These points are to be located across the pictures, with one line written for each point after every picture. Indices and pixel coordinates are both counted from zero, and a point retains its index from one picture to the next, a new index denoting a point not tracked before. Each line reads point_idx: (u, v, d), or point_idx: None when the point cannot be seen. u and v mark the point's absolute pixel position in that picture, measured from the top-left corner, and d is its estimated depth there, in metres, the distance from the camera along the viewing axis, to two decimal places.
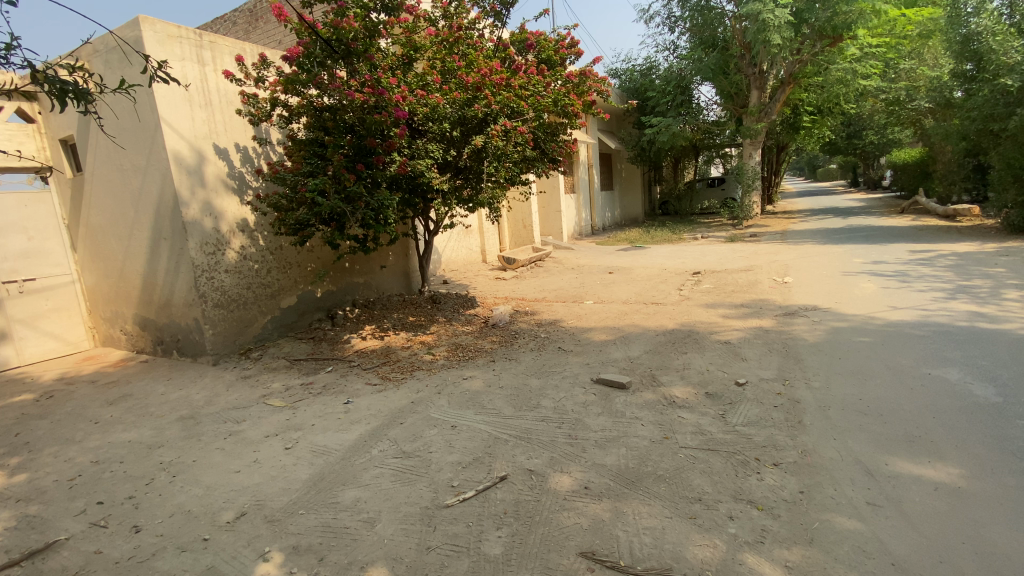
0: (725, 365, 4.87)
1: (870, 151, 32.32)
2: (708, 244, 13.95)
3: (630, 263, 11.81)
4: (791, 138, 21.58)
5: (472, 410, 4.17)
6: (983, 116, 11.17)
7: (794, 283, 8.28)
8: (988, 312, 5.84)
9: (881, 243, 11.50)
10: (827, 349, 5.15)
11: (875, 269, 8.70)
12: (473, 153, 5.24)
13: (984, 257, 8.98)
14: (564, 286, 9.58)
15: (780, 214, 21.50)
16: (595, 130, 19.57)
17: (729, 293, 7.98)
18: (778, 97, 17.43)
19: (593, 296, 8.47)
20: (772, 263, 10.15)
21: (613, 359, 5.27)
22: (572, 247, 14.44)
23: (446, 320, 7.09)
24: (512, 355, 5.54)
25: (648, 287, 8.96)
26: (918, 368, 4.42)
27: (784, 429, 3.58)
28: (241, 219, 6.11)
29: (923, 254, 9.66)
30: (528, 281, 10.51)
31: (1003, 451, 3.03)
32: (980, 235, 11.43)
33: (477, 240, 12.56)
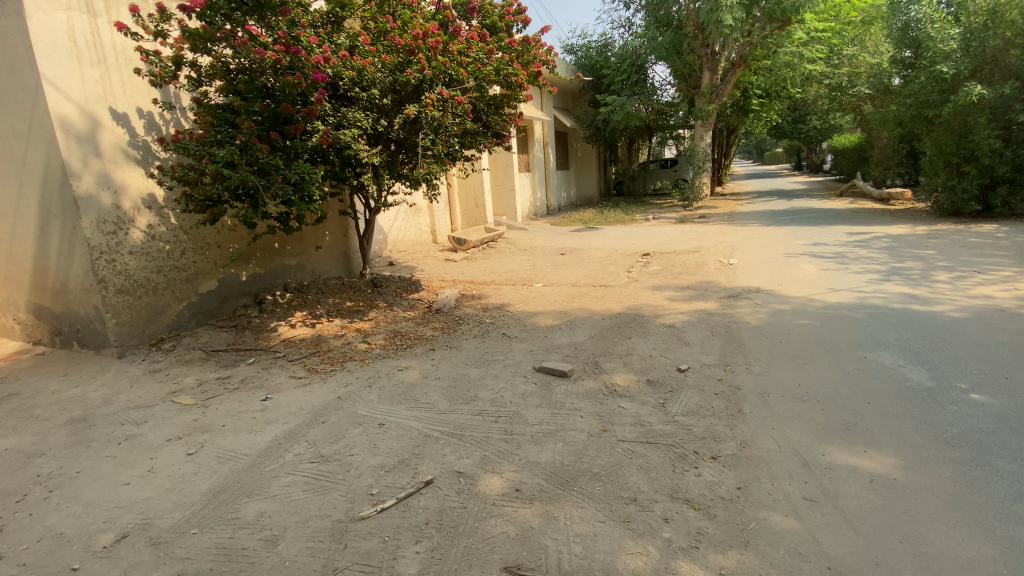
0: (669, 350, 4.74)
1: (813, 136, 33.51)
2: (660, 225, 13.99)
3: (581, 244, 11.66)
4: (741, 121, 21.93)
5: (403, 405, 3.86)
6: (919, 103, 11.61)
7: (740, 264, 8.33)
8: (919, 294, 6.00)
9: (822, 225, 11.85)
10: (768, 332, 5.12)
11: (816, 251, 8.88)
12: (406, 124, 4.82)
13: (915, 240, 9.34)
14: (515, 268, 9.31)
15: (728, 196, 21.95)
16: (550, 107, 19.21)
17: (677, 275, 7.93)
18: (729, 79, 17.57)
19: (543, 278, 8.24)
20: (719, 244, 10.24)
21: (557, 345, 5.05)
22: (525, 227, 14.16)
23: (386, 304, 6.68)
24: (452, 343, 5.24)
25: (599, 269, 8.81)
26: (855, 352, 4.44)
27: (724, 419, 3.46)
28: (147, 194, 5.45)
29: (860, 236, 9.97)
30: (478, 262, 10.18)
31: (938, 440, 3.03)
32: (911, 218, 11.95)
33: (427, 220, 12.06)
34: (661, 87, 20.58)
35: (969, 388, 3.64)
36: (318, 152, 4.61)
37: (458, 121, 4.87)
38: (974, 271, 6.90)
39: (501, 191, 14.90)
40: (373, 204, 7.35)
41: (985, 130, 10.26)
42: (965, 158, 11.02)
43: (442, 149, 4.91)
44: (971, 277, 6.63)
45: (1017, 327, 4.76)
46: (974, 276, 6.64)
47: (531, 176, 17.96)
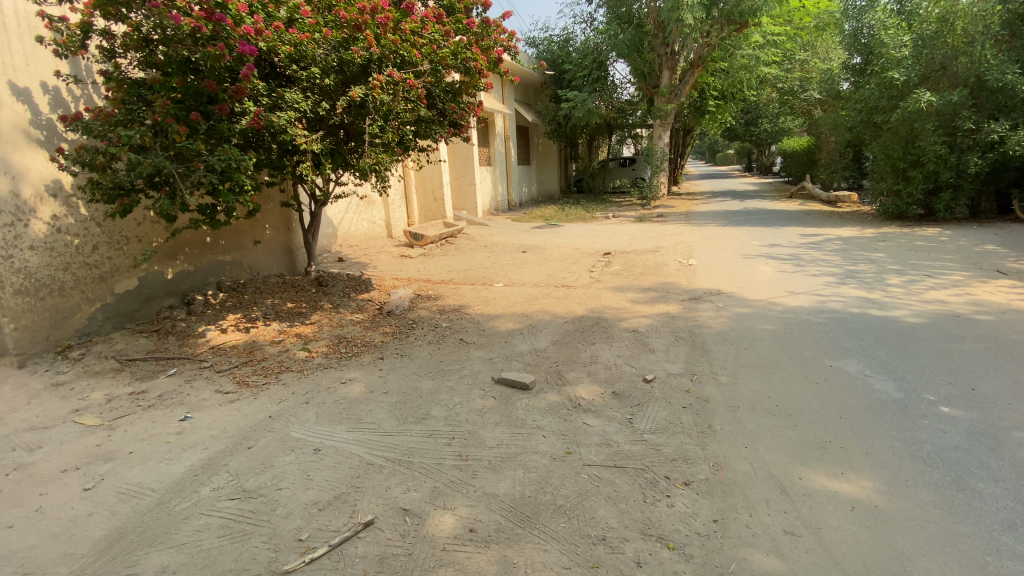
0: (635, 357, 4.50)
1: (763, 138, 34.58)
2: (619, 223, 13.92)
3: (542, 242, 11.38)
4: (697, 121, 22.24)
5: (344, 427, 3.46)
6: (869, 108, 11.98)
7: (700, 265, 8.26)
8: (875, 298, 6.03)
9: (775, 226, 12.05)
10: (733, 337, 4.97)
11: (773, 252, 8.94)
12: (352, 109, 4.36)
13: (865, 242, 9.57)
14: (474, 266, 8.91)
15: (685, 195, 22.27)
16: (511, 101, 18.84)
17: (639, 276, 7.76)
18: (687, 80, 17.70)
19: (502, 277, 7.90)
20: (678, 244, 10.19)
21: (517, 352, 4.72)
22: (485, 222, 13.75)
23: (332, 306, 6.17)
24: (403, 350, 4.82)
25: (560, 268, 8.55)
26: (821, 359, 4.33)
27: (694, 437, 3.21)
28: (53, 180, 4.70)
29: (813, 238, 10.14)
30: (435, 259, 9.72)
31: (915, 460, 2.90)
32: (859, 220, 12.32)
33: (382, 214, 11.48)
34: (622, 85, 20.59)
35: (937, 400, 3.56)
36: (250, 137, 4.10)
37: (410, 107, 4.46)
38: (924, 275, 7.05)
39: (460, 184, 14.43)
40: (319, 196, 6.81)
41: (933, 136, 10.68)
42: (911, 163, 11.43)
43: (392, 137, 4.48)
44: (922, 281, 6.76)
45: (972, 334, 4.80)
46: (924, 280, 6.77)
47: (492, 170, 17.57)
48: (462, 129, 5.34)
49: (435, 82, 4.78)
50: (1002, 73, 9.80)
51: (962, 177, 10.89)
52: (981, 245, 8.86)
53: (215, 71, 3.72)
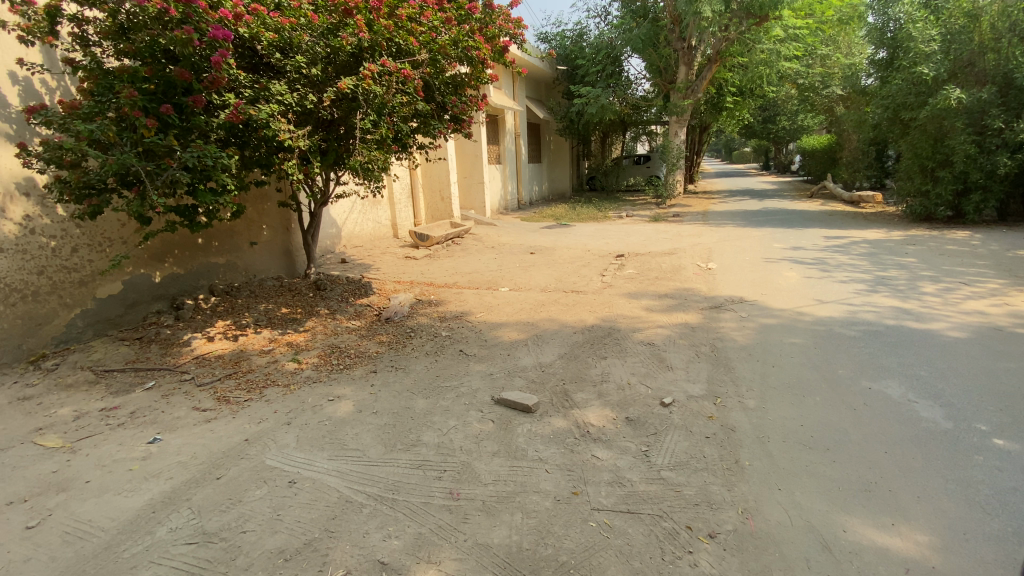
0: (650, 375, 4.09)
1: (782, 136, 33.65)
2: (633, 224, 13.44)
3: (553, 243, 10.94)
4: (713, 118, 21.61)
5: (326, 454, 3.12)
6: (895, 105, 11.32)
7: (719, 269, 7.79)
8: (912, 308, 5.53)
9: (797, 228, 11.51)
10: (757, 353, 4.53)
11: (796, 256, 8.42)
12: (342, 103, 4.02)
13: (894, 245, 9.01)
14: (480, 269, 8.53)
15: (700, 194, 21.66)
16: (523, 97, 18.44)
17: (655, 281, 7.32)
18: (705, 75, 17.11)
19: (509, 281, 7.51)
20: (694, 246, 9.72)
21: (522, 367, 4.33)
22: (494, 222, 13.36)
23: (328, 312, 5.84)
24: (399, 362, 4.47)
25: (571, 272, 8.14)
26: (856, 380, 3.89)
27: (719, 475, 2.81)
28: (23, 178, 4.40)
29: (838, 240, 9.59)
30: (441, 261, 9.37)
31: (970, 506, 2.47)
32: (885, 222, 11.70)
33: (387, 213, 11.15)
34: (636, 81, 20.04)
35: (989, 431, 3.08)
36: (231, 132, 3.79)
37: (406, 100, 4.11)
38: (961, 282, 6.51)
39: (469, 183, 14.05)
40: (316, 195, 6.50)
41: (962, 135, 10.01)
42: (942, 162, 10.78)
43: (387, 132, 4.11)
44: (960, 289, 6.22)
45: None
46: (962, 288, 6.23)
47: (502, 168, 17.21)
48: (466, 124, 4.99)
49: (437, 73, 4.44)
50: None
51: (998, 177, 10.22)
52: (1020, 249, 8.25)
53: (189, 59, 3.41)
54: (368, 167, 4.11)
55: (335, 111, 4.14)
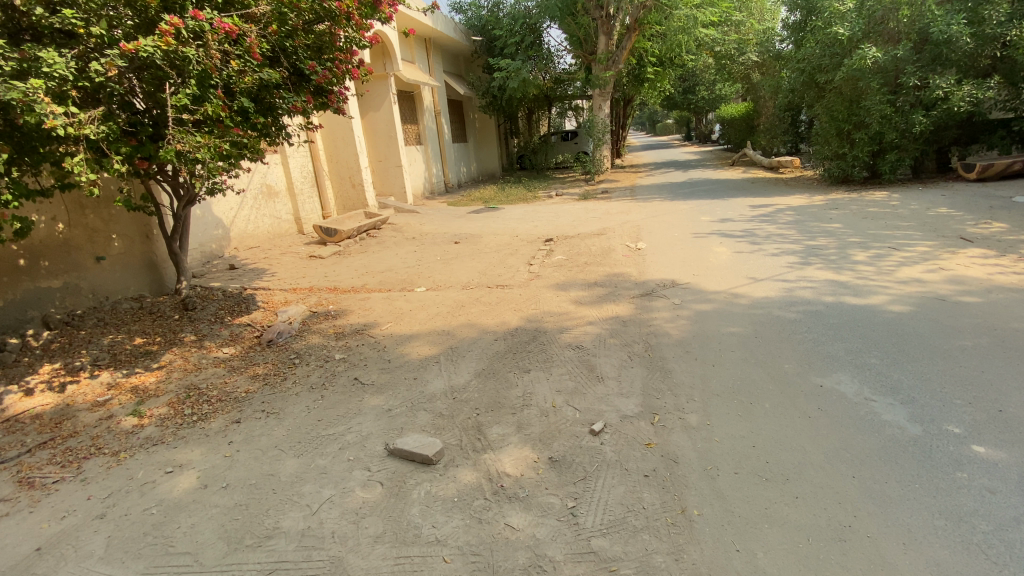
0: (578, 390, 3.43)
1: (702, 106, 34.33)
2: (562, 203, 12.89)
3: (477, 228, 10.13)
4: (637, 90, 21.41)
5: (142, 562, 2.32)
6: (813, 67, 11.33)
7: (650, 249, 7.30)
8: (846, 281, 5.25)
9: (724, 197, 11.36)
10: (696, 347, 3.99)
11: (725, 229, 8.10)
12: (145, 73, 3.11)
13: (817, 211, 8.93)
14: (394, 265, 7.62)
15: (629, 168, 21.49)
16: (440, 72, 17.28)
17: (584, 268, 6.70)
18: (625, 45, 16.66)
19: (423, 279, 6.66)
20: (624, 224, 9.27)
21: (425, 394, 3.57)
22: (415, 209, 12.34)
23: (196, 338, 4.86)
24: (273, 404, 3.66)
25: (495, 262, 7.38)
26: (806, 376, 3.43)
27: (662, 537, 2.20)
28: None
29: (764, 209, 9.42)
30: (352, 258, 8.36)
31: (970, 552, 2.01)
32: (806, 187, 11.78)
33: (289, 207, 9.99)
34: (558, 53, 19.36)
35: (964, 435, 2.72)
36: None
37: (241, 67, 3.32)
38: (889, 247, 6.34)
39: (384, 167, 12.86)
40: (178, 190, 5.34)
41: (878, 95, 10.09)
42: (856, 125, 10.89)
43: (219, 108, 3.25)
44: (889, 255, 6.02)
45: (967, 325, 4.02)
46: (891, 255, 6.04)
47: (423, 150, 16.11)
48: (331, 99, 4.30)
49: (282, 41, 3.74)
50: (948, 25, 9.27)
51: (907, 136, 10.43)
52: (934, 208, 8.35)
53: None
54: (192, 157, 3.19)
55: (138, 87, 3.22)
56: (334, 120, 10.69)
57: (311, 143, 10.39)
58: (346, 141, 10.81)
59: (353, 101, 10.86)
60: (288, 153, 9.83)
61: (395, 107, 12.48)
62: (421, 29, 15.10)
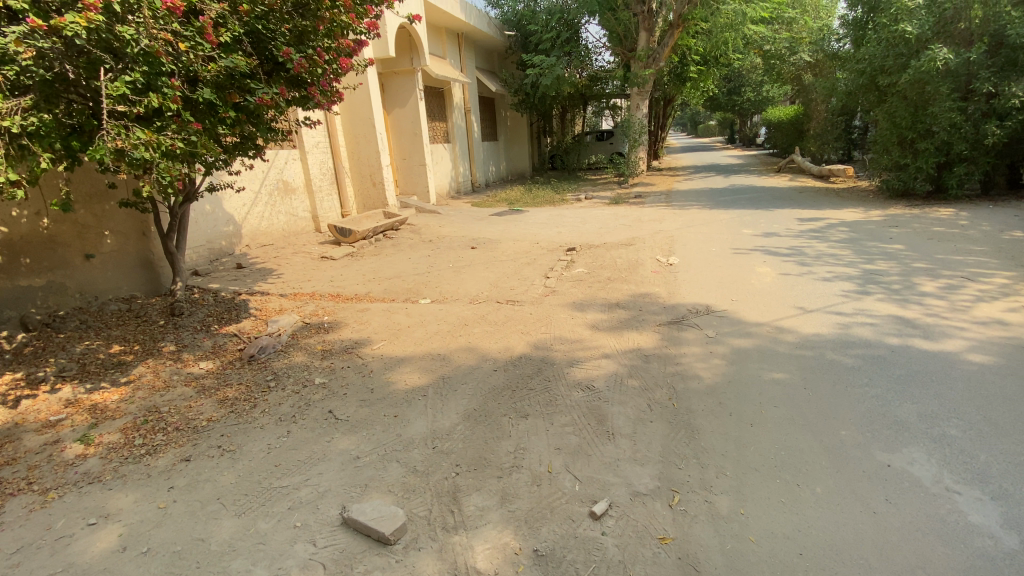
0: (582, 451, 2.83)
1: (747, 108, 32.77)
2: (592, 208, 12.21)
3: (497, 233, 9.57)
4: (677, 90, 20.43)
5: None
6: (874, 69, 10.30)
7: (682, 266, 6.59)
8: (913, 317, 4.45)
9: (767, 208, 10.46)
10: (730, 399, 3.32)
11: (768, 245, 7.29)
12: (81, 58, 2.76)
13: (874, 228, 8.00)
14: (404, 270, 7.16)
15: (665, 171, 20.53)
16: (472, 68, 16.80)
17: (607, 285, 6.05)
18: (666, 42, 15.78)
19: (430, 289, 6.16)
20: (655, 234, 8.56)
21: (402, 438, 3.05)
22: (436, 209, 11.88)
23: (176, 348, 4.50)
24: (232, 438, 3.22)
25: (511, 273, 6.81)
26: (866, 449, 2.74)
27: None
28: None
29: (813, 223, 8.52)
30: (363, 261, 7.96)
31: None
32: (860, 199, 10.74)
33: (306, 204, 9.71)
34: (595, 50, 18.61)
35: None
36: None
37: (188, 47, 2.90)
38: (962, 277, 5.45)
39: (408, 165, 12.45)
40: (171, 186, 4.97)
41: (947, 101, 9.01)
42: (921, 133, 9.81)
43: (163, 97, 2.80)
44: (963, 287, 5.15)
45: None
46: (966, 286, 5.16)
47: (451, 148, 15.71)
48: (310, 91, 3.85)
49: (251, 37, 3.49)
50: None
51: (981, 147, 9.32)
52: (1013, 230, 7.31)
53: None
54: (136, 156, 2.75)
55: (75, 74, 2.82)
56: (357, 115, 10.34)
57: (331, 139, 10.09)
58: (368, 138, 10.43)
59: (377, 96, 10.46)
60: (307, 149, 9.55)
61: (421, 103, 12.06)
62: (453, 23, 14.66)
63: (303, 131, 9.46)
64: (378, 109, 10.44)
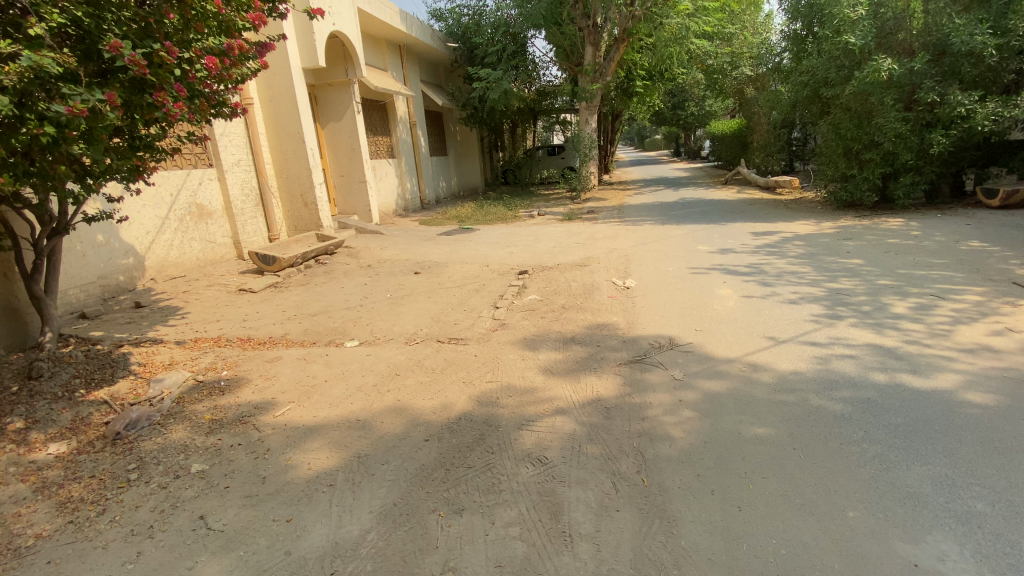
0: (530, 567, 2.15)
1: (691, 122, 33.64)
2: (544, 225, 11.68)
3: (443, 254, 8.83)
4: (625, 104, 20.43)
5: None
6: (817, 80, 10.34)
7: (641, 289, 6.05)
8: (894, 346, 4.04)
9: (721, 221, 10.23)
10: (711, 469, 2.72)
11: (728, 262, 6.89)
12: None
13: (829, 241, 7.79)
14: (334, 303, 6.31)
15: (617, 185, 20.44)
16: (416, 80, 16.12)
17: (561, 314, 5.40)
18: (613, 56, 15.66)
19: (359, 326, 5.33)
20: (610, 253, 8.07)
21: (290, 559, 2.29)
22: (378, 229, 11.01)
23: (19, 427, 3.43)
24: (59, 568, 2.35)
25: (454, 302, 6.07)
26: (883, 540, 2.20)
27: None
28: None
29: (769, 237, 8.26)
30: (289, 292, 7.05)
31: None
32: (809, 211, 10.69)
33: (226, 230, 8.68)
34: (542, 64, 18.36)
35: None
36: None
37: None
38: (930, 295, 5.17)
39: (346, 183, 11.55)
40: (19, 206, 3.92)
41: (891, 112, 9.06)
42: (866, 144, 9.85)
43: None
44: (935, 306, 4.84)
45: None
46: (938, 306, 4.85)
47: (395, 164, 14.91)
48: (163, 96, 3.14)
49: (77, 37, 2.95)
50: (968, 37, 8.29)
51: (924, 158, 9.42)
52: (964, 241, 7.25)
53: None
54: None
55: None
56: (284, 130, 9.43)
57: (255, 156, 9.12)
58: (298, 155, 9.52)
59: (308, 110, 9.60)
60: (226, 168, 8.56)
61: (359, 117, 11.25)
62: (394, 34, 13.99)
63: (221, 148, 8.47)
64: (309, 123, 9.57)
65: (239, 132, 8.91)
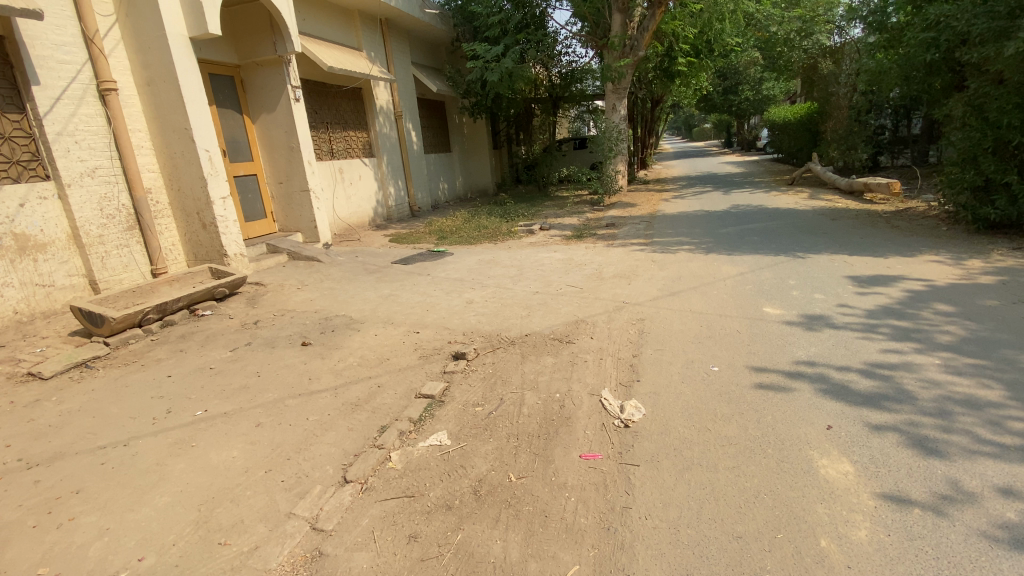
0: None
1: (745, 108, 29.43)
2: (542, 248, 8.64)
3: (371, 303, 5.99)
4: (665, 89, 17.00)
5: None
6: (951, 34, 6.85)
7: (652, 432, 3.00)
8: None
9: (797, 249, 6.89)
10: None
11: (823, 358, 3.71)
12: None
13: (1001, 305, 4.44)
14: (105, 427, 3.60)
15: (652, 186, 17.11)
16: (405, 61, 13.37)
17: (457, 525, 2.38)
18: (646, 25, 12.31)
19: (41, 535, 2.56)
20: (616, 316, 5.01)
21: None
22: (317, 252, 8.27)
23: None
24: None
25: (287, 442, 3.17)
26: None
27: None
28: None
29: (885, 291, 4.95)
30: (87, 384, 4.41)
31: None
32: (929, 234, 7.18)
33: (73, 267, 6.15)
34: (563, 41, 15.34)
35: None
36: None
37: None
38: None
39: (286, 192, 8.88)
40: None
41: None
42: None
43: None
44: None
45: None
46: None
47: (374, 164, 12.21)
48: None
49: None
50: None
51: None
52: None
53: None
54: None
55: None
56: (168, 125, 6.82)
57: (125, 160, 6.56)
58: (188, 158, 6.86)
59: (201, 93, 6.92)
60: (69, 181, 6.02)
61: (297, 106, 8.52)
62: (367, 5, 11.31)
63: (60, 153, 5.93)
64: (202, 112, 6.90)
65: (98, 129, 6.34)
